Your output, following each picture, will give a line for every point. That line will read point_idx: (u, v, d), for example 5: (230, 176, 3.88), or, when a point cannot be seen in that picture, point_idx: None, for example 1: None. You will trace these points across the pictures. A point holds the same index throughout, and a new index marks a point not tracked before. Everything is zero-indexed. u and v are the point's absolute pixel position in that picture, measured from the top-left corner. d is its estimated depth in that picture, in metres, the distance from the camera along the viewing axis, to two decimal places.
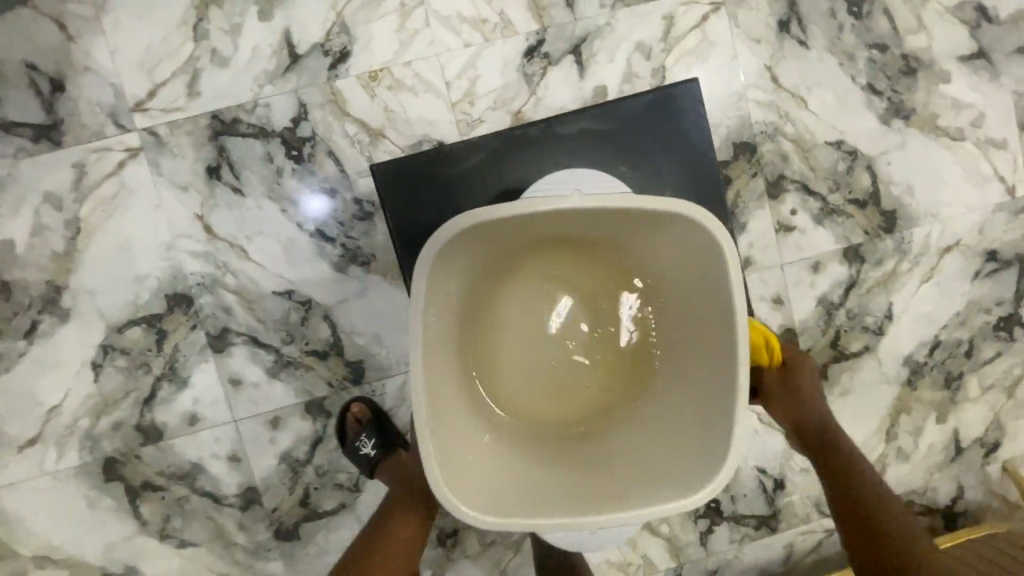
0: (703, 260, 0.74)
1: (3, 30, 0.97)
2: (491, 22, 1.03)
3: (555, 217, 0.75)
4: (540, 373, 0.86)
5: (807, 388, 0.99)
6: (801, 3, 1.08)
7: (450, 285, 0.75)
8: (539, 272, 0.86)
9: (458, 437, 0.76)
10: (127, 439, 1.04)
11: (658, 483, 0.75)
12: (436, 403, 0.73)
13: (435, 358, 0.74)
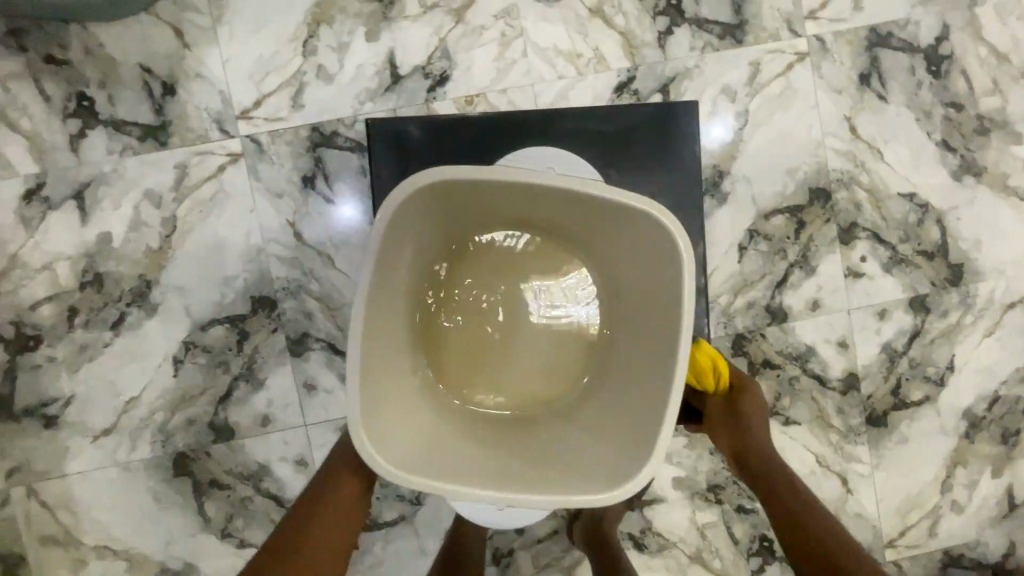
0: (658, 260, 0.78)
1: (124, 33, 1.01)
2: (585, 57, 1.07)
3: (514, 196, 0.80)
4: (488, 352, 0.91)
5: (750, 410, 0.95)
6: (882, 59, 1.11)
7: (407, 251, 0.79)
8: (499, 256, 0.91)
9: (399, 403, 0.81)
10: (199, 435, 1.05)
11: (583, 471, 0.79)
12: (380, 364, 0.77)
13: (384, 326, 0.78)
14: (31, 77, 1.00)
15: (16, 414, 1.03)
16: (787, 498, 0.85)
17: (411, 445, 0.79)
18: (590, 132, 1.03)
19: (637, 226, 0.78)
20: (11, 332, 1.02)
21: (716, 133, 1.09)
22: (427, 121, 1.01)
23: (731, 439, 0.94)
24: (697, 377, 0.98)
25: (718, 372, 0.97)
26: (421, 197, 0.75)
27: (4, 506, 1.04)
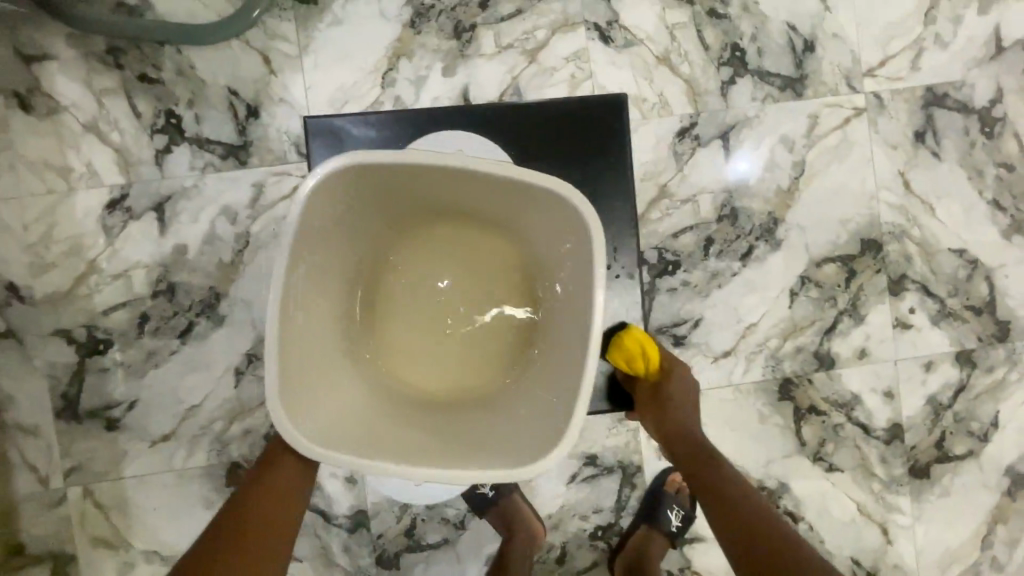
0: (573, 243, 0.81)
1: (214, 57, 1.06)
2: (650, 101, 1.10)
3: (445, 181, 0.83)
4: (423, 336, 0.95)
5: (678, 394, 1.01)
6: (937, 118, 1.15)
7: (335, 233, 0.83)
8: (438, 240, 0.94)
9: (324, 370, 0.85)
10: (254, 447, 1.08)
11: (502, 450, 0.81)
12: (304, 332, 0.81)
13: (310, 304, 0.82)
14: (124, 94, 1.05)
15: (82, 415, 1.06)
16: (711, 474, 0.94)
17: (336, 420, 0.82)
18: (520, 126, 1.08)
19: (560, 213, 0.80)
20: (83, 335, 1.06)
21: (740, 167, 1.12)
22: (365, 118, 1.07)
23: (658, 421, 1.00)
24: (630, 359, 1.02)
25: (651, 355, 1.01)
26: (346, 177, 0.78)
27: (60, 505, 1.06)
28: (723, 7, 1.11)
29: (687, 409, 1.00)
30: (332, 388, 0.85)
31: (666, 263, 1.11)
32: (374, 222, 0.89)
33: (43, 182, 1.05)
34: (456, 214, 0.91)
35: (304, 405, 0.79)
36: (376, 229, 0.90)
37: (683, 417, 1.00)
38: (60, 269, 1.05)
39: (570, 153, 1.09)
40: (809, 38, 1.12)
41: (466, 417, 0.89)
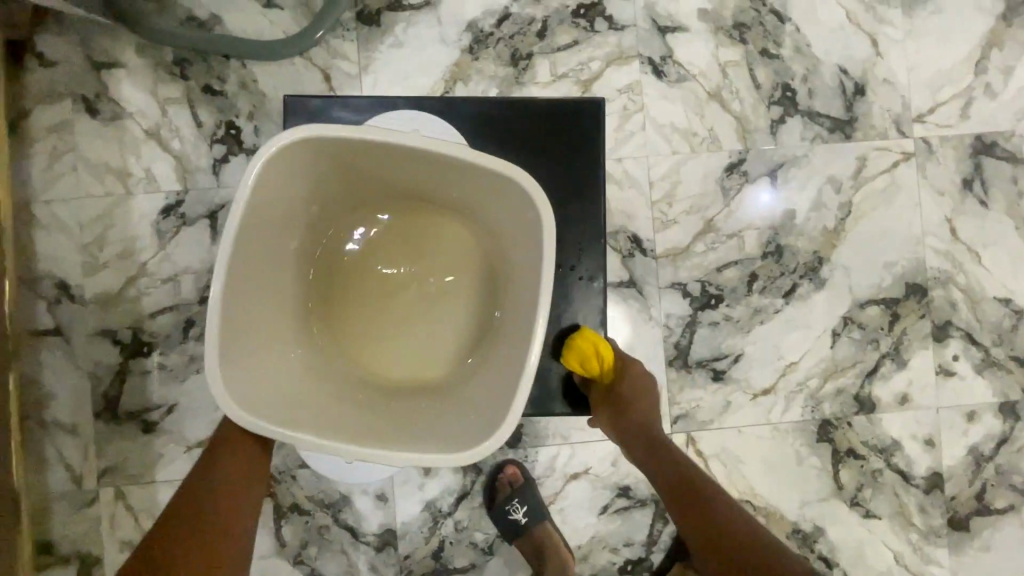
0: (531, 230, 0.76)
1: (277, 72, 1.09)
2: (699, 135, 1.12)
3: (403, 163, 0.78)
4: (379, 320, 0.88)
5: (632, 392, 0.94)
6: (986, 166, 1.15)
7: (289, 206, 0.77)
8: (397, 226, 0.88)
9: (270, 352, 0.78)
10: (288, 458, 1.07)
11: (451, 434, 0.75)
12: (251, 311, 0.75)
13: (259, 279, 0.76)
14: (187, 103, 1.08)
15: (120, 416, 1.07)
16: (676, 480, 0.88)
17: (284, 400, 0.76)
18: (495, 122, 1.00)
19: (520, 200, 0.75)
20: (129, 336, 1.07)
21: (763, 199, 1.12)
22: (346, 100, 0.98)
23: (615, 426, 0.93)
24: (584, 359, 0.95)
25: (604, 353, 0.95)
26: (304, 149, 0.73)
27: (92, 505, 1.06)
28: (776, 48, 1.12)
29: (644, 405, 0.94)
30: (277, 372, 0.78)
31: (709, 296, 1.11)
32: (331, 203, 0.84)
33: (102, 185, 1.07)
34: (416, 197, 0.86)
35: (245, 390, 0.72)
36: (332, 210, 0.85)
37: (643, 422, 0.93)
38: (112, 270, 1.07)
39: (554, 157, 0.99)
40: (860, 81, 1.13)
41: (418, 403, 0.82)
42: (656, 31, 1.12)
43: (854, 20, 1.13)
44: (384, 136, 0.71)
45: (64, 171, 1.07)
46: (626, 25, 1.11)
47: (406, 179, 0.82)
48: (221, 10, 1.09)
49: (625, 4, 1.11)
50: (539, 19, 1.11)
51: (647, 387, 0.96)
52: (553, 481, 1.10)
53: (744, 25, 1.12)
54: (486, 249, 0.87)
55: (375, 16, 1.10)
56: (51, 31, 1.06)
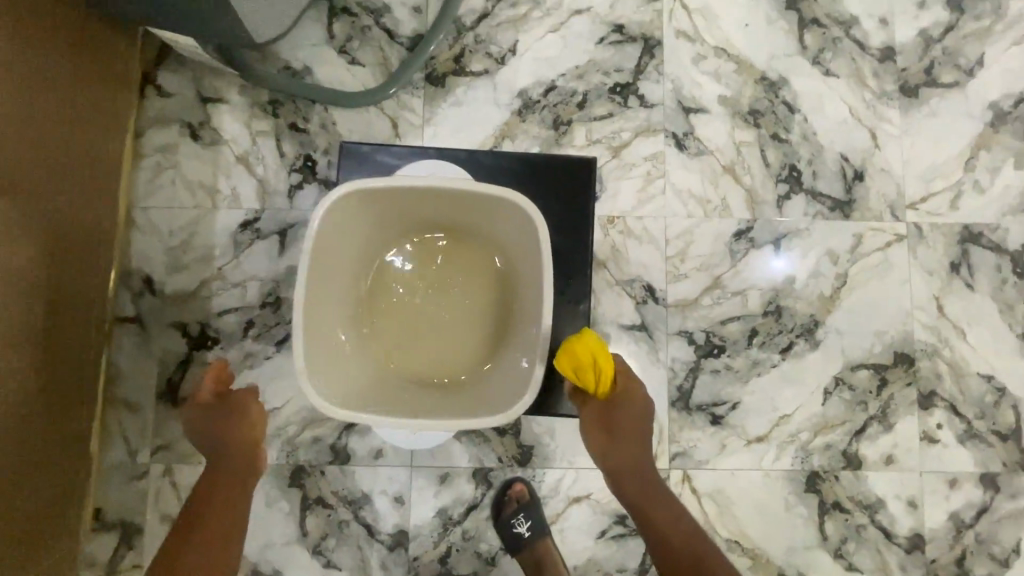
0: (537, 250, 0.90)
1: (353, 118, 1.28)
2: (713, 203, 1.26)
3: (435, 196, 0.92)
4: (415, 328, 0.99)
5: (625, 416, 1.03)
6: (972, 253, 1.26)
7: (343, 236, 0.92)
8: (429, 246, 1.01)
9: (329, 352, 0.91)
10: (320, 454, 1.19)
11: (484, 416, 0.87)
12: (316, 321, 0.88)
13: (322, 295, 0.90)
14: (274, 137, 1.27)
15: (179, 400, 1.21)
16: (647, 506, 1.01)
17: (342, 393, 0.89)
18: (505, 173, 1.16)
19: (529, 226, 0.90)
20: (196, 330, 1.22)
21: (762, 262, 1.25)
22: (385, 148, 1.15)
23: (608, 447, 1.03)
24: (577, 365, 0.99)
25: (597, 354, 0.99)
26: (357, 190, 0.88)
27: (141, 479, 1.19)
28: (785, 133, 1.28)
29: (634, 430, 1.04)
30: (333, 371, 0.90)
31: (712, 345, 1.23)
32: (376, 232, 0.97)
33: (193, 198, 1.25)
34: (444, 225, 0.99)
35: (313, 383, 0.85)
36: (374, 237, 0.98)
37: (628, 440, 1.03)
38: (190, 272, 1.24)
39: (565, 208, 1.16)
40: (859, 169, 1.28)
41: (452, 396, 0.94)
42: (681, 110, 1.29)
43: (856, 115, 1.29)
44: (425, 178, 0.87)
45: (163, 184, 1.25)
46: (655, 103, 1.29)
47: (438, 210, 0.95)
48: (313, 62, 1.29)
49: (656, 86, 1.29)
50: (580, 93, 1.29)
51: (641, 414, 1.05)
52: (556, 501, 1.19)
53: (758, 112, 1.29)
54: (503, 267, 1.00)
55: (441, 78, 1.29)
56: (171, 69, 1.27)
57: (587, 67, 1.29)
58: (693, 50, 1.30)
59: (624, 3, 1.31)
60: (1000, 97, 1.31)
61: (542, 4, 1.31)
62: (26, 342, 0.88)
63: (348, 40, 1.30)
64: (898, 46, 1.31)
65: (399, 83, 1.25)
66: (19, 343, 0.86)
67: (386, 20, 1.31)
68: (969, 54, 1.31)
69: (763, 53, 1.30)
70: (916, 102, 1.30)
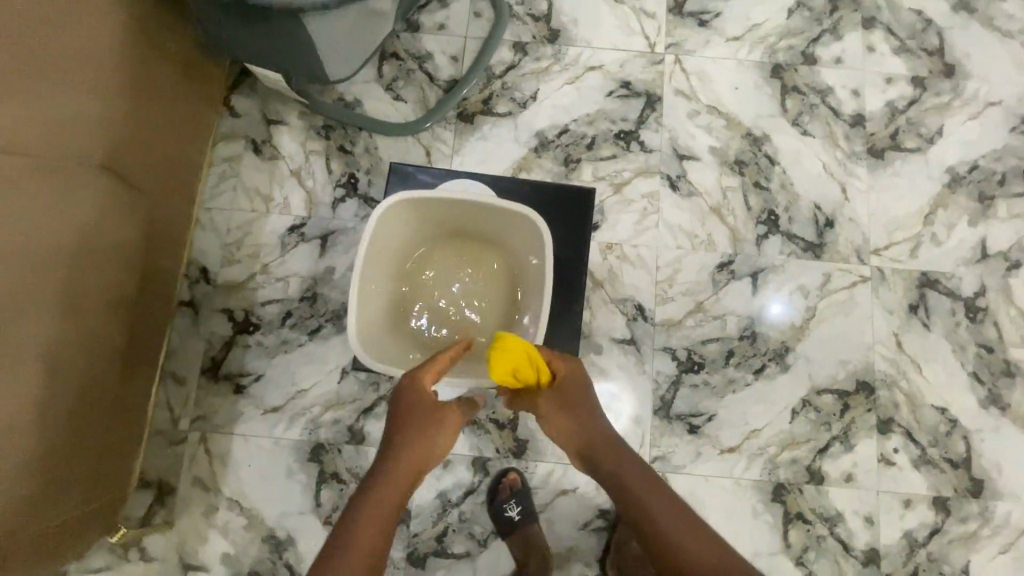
0: (543, 258, 1.09)
1: (393, 145, 1.49)
2: (700, 238, 1.44)
3: (465, 209, 1.11)
4: (438, 316, 1.18)
5: (568, 399, 1.03)
6: (929, 297, 1.42)
7: (390, 235, 1.10)
8: (453, 249, 1.20)
9: (371, 327, 1.08)
10: (338, 434, 1.34)
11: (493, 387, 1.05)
12: (365, 300, 1.06)
13: (370, 281, 1.08)
14: (325, 156, 1.48)
15: (219, 376, 1.37)
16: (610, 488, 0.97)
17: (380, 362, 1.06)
18: (518, 194, 1.45)
19: (539, 239, 1.09)
20: (241, 316, 1.40)
21: (742, 292, 1.42)
22: (426, 168, 1.46)
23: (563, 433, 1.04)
24: (513, 366, 0.99)
25: (527, 348, 1.01)
26: (405, 199, 1.07)
27: (179, 444, 1.34)
28: (766, 182, 1.47)
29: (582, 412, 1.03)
30: (376, 344, 1.07)
31: (693, 361, 1.38)
32: (413, 234, 1.16)
33: (250, 203, 1.45)
34: (468, 233, 1.18)
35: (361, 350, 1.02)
36: (412, 239, 1.17)
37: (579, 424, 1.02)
38: (242, 266, 1.42)
39: (566, 226, 1.42)
40: (829, 217, 1.46)
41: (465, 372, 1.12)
42: (675, 157, 1.48)
43: (829, 170, 1.48)
44: (460, 194, 1.06)
45: (226, 190, 1.46)
46: (654, 149, 1.49)
47: (465, 220, 1.15)
48: (363, 97, 1.51)
49: (655, 135, 1.50)
50: (589, 136, 1.49)
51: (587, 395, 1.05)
52: (544, 492, 1.32)
53: (743, 162, 1.48)
54: (512, 271, 1.19)
55: (471, 116, 1.51)
56: (243, 93, 1.50)
57: (596, 115, 1.51)
58: (689, 107, 1.51)
59: (632, 64, 1.53)
60: (957, 163, 1.49)
61: (561, 60, 1.54)
62: (124, 309, 1.04)
63: (394, 80, 1.52)
64: (868, 114, 1.51)
65: (434, 118, 1.47)
66: (123, 311, 1.03)
67: (428, 66, 1.54)
68: (930, 124, 1.51)
69: (749, 113, 1.51)
70: (882, 163, 1.49)
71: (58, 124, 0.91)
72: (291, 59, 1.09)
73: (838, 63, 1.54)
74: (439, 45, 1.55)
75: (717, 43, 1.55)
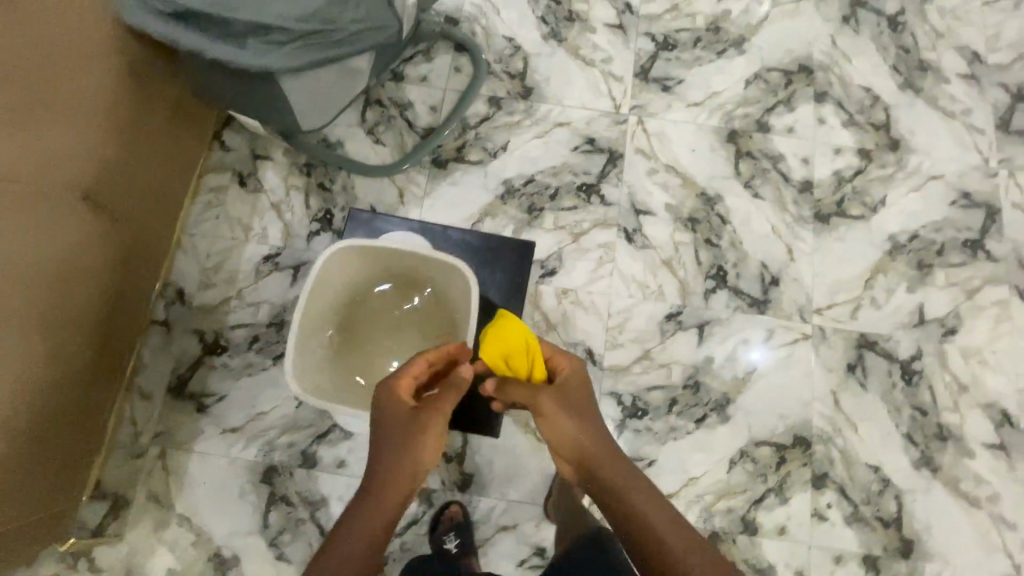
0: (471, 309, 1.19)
1: (370, 185, 1.59)
2: (651, 288, 1.52)
3: (407, 259, 1.21)
4: (376, 351, 1.28)
5: (569, 394, 1.08)
6: (868, 358, 1.48)
7: (337, 276, 1.20)
8: (398, 291, 1.30)
9: (309, 358, 1.17)
10: (292, 457, 1.40)
11: None
12: (305, 334, 1.15)
13: (313, 316, 1.18)
14: (304, 192, 1.58)
15: (184, 394, 1.44)
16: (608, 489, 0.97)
17: (315, 390, 1.15)
18: (467, 245, 1.55)
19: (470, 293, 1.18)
20: (210, 338, 1.47)
21: (688, 342, 1.49)
22: (384, 216, 1.56)
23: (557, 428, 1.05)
24: (506, 351, 1.09)
25: (525, 335, 1.08)
26: (352, 246, 1.18)
27: (139, 458, 1.40)
28: (716, 239, 1.56)
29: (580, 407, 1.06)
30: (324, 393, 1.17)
31: (637, 407, 1.44)
32: (361, 275, 1.26)
33: (230, 231, 1.55)
34: (411, 278, 1.28)
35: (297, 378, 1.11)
36: (359, 280, 1.27)
37: (577, 419, 1.04)
38: (216, 291, 1.51)
39: (517, 275, 1.52)
40: (775, 275, 1.54)
41: None
42: (633, 211, 1.58)
43: (776, 232, 1.57)
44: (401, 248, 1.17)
45: (209, 218, 1.55)
46: (613, 203, 1.58)
47: (408, 268, 1.25)
48: (345, 139, 1.63)
49: (615, 189, 1.59)
50: (553, 187, 1.59)
51: (584, 391, 1.09)
52: (485, 527, 1.37)
53: (696, 220, 1.57)
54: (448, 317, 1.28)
55: (444, 162, 1.61)
56: (235, 130, 1.61)
57: (561, 168, 1.61)
58: (648, 165, 1.62)
59: (598, 123, 1.65)
60: (898, 232, 1.58)
61: (532, 115, 1.65)
62: (99, 333, 1.12)
63: (376, 125, 1.64)
64: (816, 181, 1.61)
65: (409, 162, 1.57)
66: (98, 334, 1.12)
67: (408, 113, 1.65)
68: (874, 194, 1.60)
69: (705, 174, 1.61)
70: (827, 228, 1.58)
71: (55, 151, 0.99)
72: (268, 115, 1.19)
73: (790, 132, 1.65)
74: (420, 95, 1.66)
75: (678, 107, 1.66)
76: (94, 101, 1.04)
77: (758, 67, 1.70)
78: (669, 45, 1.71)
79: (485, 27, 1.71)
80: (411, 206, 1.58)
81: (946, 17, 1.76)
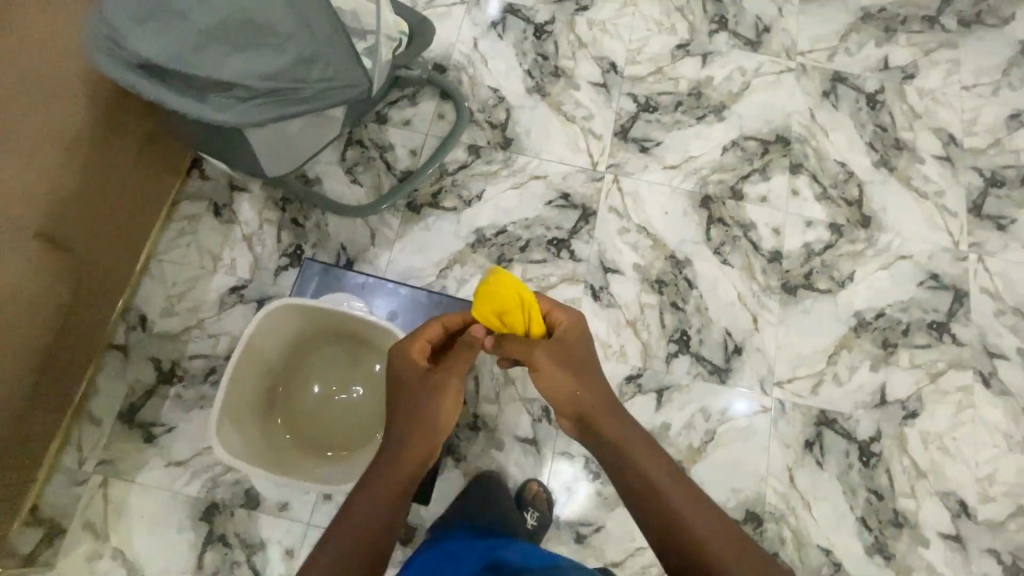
0: None
1: (343, 224, 1.61)
2: (612, 348, 1.52)
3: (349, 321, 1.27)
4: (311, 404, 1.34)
5: (568, 349, 1.01)
6: (826, 435, 1.47)
7: (280, 329, 1.26)
8: (339, 346, 1.36)
9: (241, 407, 1.21)
10: (234, 495, 1.38)
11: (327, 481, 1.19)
12: (239, 385, 1.20)
13: (251, 366, 1.22)
14: (277, 226, 1.59)
15: (133, 423, 1.42)
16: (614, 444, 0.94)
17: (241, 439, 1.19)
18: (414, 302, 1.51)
19: None
20: (167, 367, 1.47)
21: (646, 406, 1.47)
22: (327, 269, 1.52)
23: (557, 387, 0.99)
24: (499, 308, 1.00)
25: (519, 292, 1.00)
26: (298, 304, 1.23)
27: (79, 485, 1.37)
28: (682, 303, 1.56)
29: (581, 362, 1.01)
30: (283, 470, 1.20)
31: (589, 470, 1.42)
32: (306, 330, 1.32)
33: (199, 260, 1.55)
34: (353, 337, 1.34)
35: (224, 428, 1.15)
36: (302, 333, 1.33)
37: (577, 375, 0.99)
38: (178, 319, 1.51)
39: None
40: (738, 344, 1.53)
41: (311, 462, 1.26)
42: (601, 268, 1.59)
43: (742, 300, 1.57)
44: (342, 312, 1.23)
45: (180, 245, 1.56)
46: (582, 259, 1.59)
47: (351, 327, 1.31)
48: (324, 176, 1.65)
49: (585, 246, 1.60)
50: (524, 239, 1.61)
51: (582, 344, 1.03)
52: None
53: (664, 282, 1.58)
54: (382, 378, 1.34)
55: (419, 207, 1.63)
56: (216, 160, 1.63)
57: (534, 221, 1.62)
58: (619, 224, 1.63)
59: (573, 178, 1.67)
60: (864, 308, 1.58)
61: (510, 166, 1.67)
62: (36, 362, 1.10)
63: (355, 164, 1.66)
64: (785, 252, 1.62)
65: (385, 204, 1.58)
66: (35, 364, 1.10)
67: (388, 155, 1.68)
68: (842, 269, 1.61)
69: (675, 237, 1.62)
70: (794, 300, 1.58)
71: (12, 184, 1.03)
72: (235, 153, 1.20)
73: (762, 201, 1.67)
74: (402, 138, 1.69)
75: (654, 168, 1.69)
76: (55, 138, 1.06)
77: (736, 135, 1.73)
78: (650, 107, 1.74)
79: (471, 76, 1.75)
80: (381, 248, 1.59)
81: (924, 98, 1.79)
